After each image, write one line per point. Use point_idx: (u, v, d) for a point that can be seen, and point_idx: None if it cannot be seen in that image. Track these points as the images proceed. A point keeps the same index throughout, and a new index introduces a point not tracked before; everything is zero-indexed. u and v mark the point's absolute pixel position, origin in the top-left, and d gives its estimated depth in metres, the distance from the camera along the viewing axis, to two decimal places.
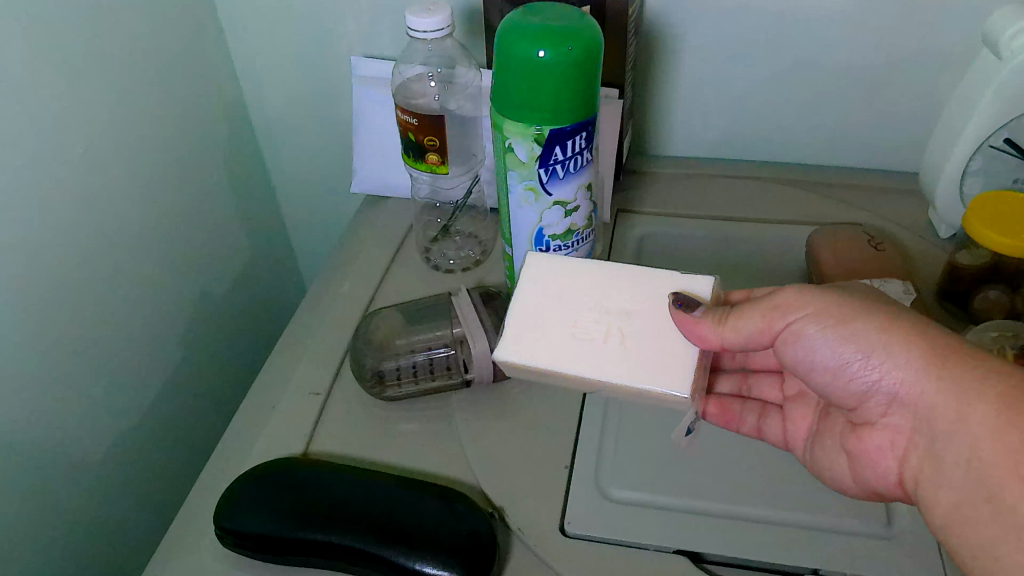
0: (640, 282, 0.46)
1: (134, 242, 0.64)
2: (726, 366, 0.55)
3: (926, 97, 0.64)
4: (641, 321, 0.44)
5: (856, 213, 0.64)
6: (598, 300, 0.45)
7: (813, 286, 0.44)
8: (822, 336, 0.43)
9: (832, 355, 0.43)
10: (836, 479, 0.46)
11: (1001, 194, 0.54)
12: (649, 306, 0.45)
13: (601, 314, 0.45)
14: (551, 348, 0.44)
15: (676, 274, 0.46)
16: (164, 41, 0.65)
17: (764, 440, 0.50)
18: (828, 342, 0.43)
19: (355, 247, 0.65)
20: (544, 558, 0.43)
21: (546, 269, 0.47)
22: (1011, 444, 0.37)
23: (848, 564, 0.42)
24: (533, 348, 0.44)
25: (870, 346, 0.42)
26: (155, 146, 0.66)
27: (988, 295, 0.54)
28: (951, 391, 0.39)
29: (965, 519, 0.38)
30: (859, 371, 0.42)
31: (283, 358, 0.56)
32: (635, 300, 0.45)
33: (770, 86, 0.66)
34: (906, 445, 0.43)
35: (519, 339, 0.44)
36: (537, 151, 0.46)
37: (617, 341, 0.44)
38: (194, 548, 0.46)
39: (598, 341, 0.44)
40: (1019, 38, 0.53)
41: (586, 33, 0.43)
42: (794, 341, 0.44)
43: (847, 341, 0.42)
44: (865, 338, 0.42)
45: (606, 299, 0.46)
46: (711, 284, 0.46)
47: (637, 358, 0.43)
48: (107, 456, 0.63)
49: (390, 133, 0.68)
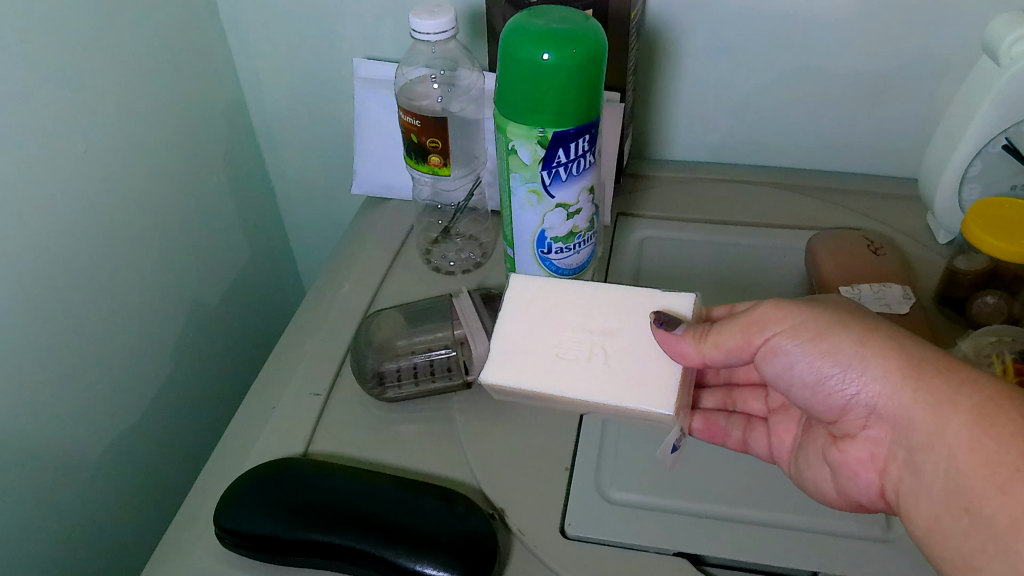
0: (623, 301, 0.46)
1: (134, 239, 0.64)
2: (710, 382, 0.56)
3: (925, 103, 0.64)
4: (623, 339, 0.45)
5: (856, 218, 0.64)
6: (580, 319, 0.46)
7: (790, 300, 0.44)
8: (801, 350, 0.43)
9: (810, 369, 0.43)
10: (819, 491, 0.45)
11: (1000, 200, 0.54)
12: (630, 324, 0.45)
13: (584, 334, 0.45)
14: (535, 368, 0.44)
15: (657, 292, 0.47)
16: (165, 43, 0.66)
17: (749, 454, 0.49)
18: (805, 356, 0.43)
19: (355, 248, 0.65)
20: (545, 559, 0.43)
21: (528, 286, 0.48)
22: (983, 454, 0.37)
23: (848, 567, 0.42)
24: (519, 363, 0.44)
25: (847, 359, 0.41)
26: (157, 145, 0.66)
27: (986, 300, 0.54)
28: (927, 402, 0.39)
29: (945, 531, 0.38)
30: (837, 385, 0.42)
31: (283, 359, 0.56)
32: (617, 319, 0.46)
33: (770, 91, 0.67)
34: (886, 458, 0.42)
35: (503, 360, 0.44)
36: (540, 153, 0.46)
37: (600, 360, 0.44)
38: (192, 547, 0.46)
39: (582, 361, 0.44)
40: (1017, 48, 0.53)
41: (592, 36, 0.43)
42: (773, 356, 0.44)
43: (825, 354, 0.42)
44: (841, 352, 0.41)
45: (588, 317, 0.46)
46: (691, 301, 0.46)
47: (622, 373, 0.43)
48: (106, 453, 0.64)
49: (393, 135, 0.68)
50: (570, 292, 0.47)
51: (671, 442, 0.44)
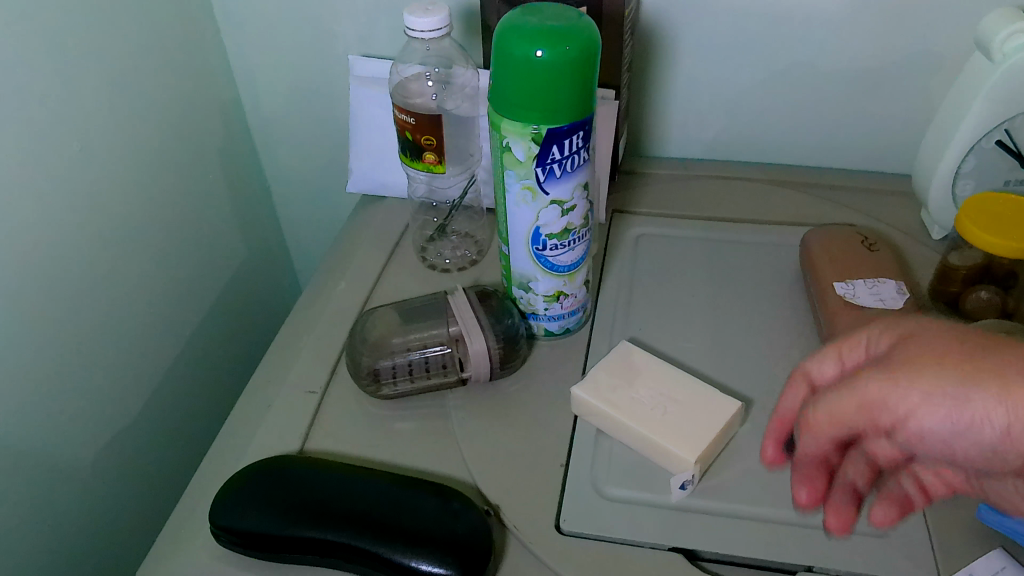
0: (689, 387, 0.49)
1: (129, 238, 0.64)
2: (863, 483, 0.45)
3: (919, 99, 0.64)
4: (690, 404, 0.48)
5: (851, 214, 0.64)
6: (664, 384, 0.49)
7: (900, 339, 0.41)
8: (928, 409, 0.38)
9: (946, 425, 0.38)
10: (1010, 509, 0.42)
11: (993, 195, 0.54)
12: (698, 397, 0.48)
13: (659, 394, 0.49)
14: (614, 400, 0.49)
15: (712, 390, 0.49)
16: (159, 41, 0.66)
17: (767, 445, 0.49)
18: (935, 415, 0.38)
19: (351, 246, 0.65)
20: (540, 555, 0.43)
21: (631, 353, 0.52)
22: None
23: (843, 563, 0.42)
24: (605, 395, 0.49)
25: (970, 406, 0.37)
26: (152, 144, 0.66)
27: (980, 295, 0.55)
28: None
29: None
30: (972, 434, 0.38)
31: (279, 357, 0.56)
32: (687, 392, 0.49)
33: (765, 87, 0.67)
34: None
35: (593, 387, 0.50)
36: (534, 150, 0.46)
37: (665, 411, 0.48)
38: (189, 544, 0.46)
39: (655, 410, 0.48)
40: (1009, 44, 0.53)
41: (585, 33, 0.43)
42: (904, 422, 0.40)
43: (943, 407, 0.38)
44: (955, 399, 0.38)
45: (667, 384, 0.49)
46: (736, 408, 0.48)
47: (677, 427, 0.47)
48: (103, 451, 0.64)
49: (388, 133, 0.68)
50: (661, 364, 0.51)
51: (680, 480, 0.45)
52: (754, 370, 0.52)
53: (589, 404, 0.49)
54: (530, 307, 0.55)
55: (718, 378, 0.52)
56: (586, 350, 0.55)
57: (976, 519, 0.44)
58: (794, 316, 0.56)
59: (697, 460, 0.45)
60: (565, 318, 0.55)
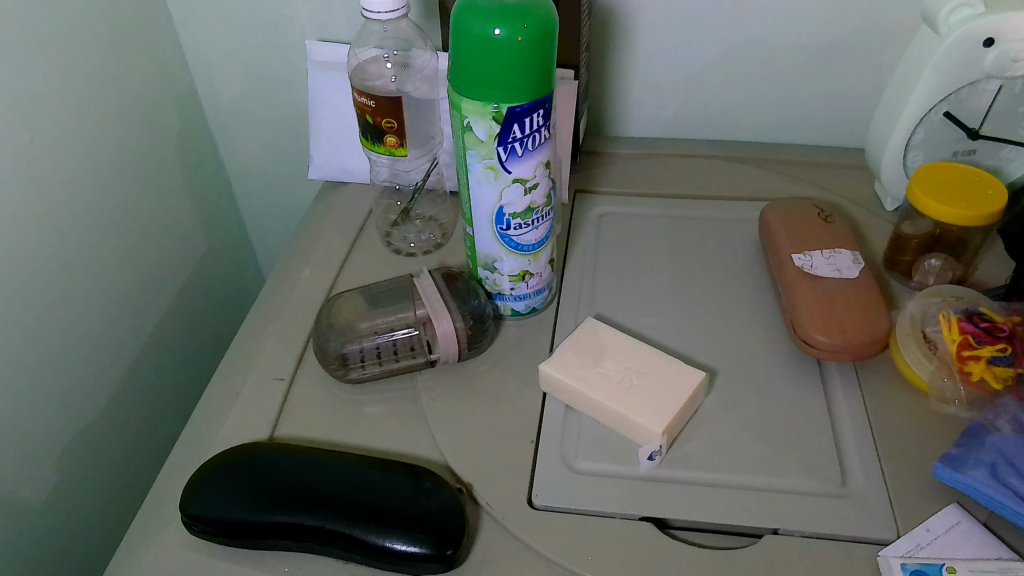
0: (654, 360, 0.50)
1: (87, 235, 0.64)
2: None
3: (870, 74, 0.66)
4: (652, 376, 0.49)
5: (809, 188, 0.65)
6: (630, 358, 0.50)
7: None
8: None
9: None
10: None
11: (940, 166, 0.56)
12: (659, 369, 0.49)
13: (624, 368, 0.49)
14: (581, 374, 0.49)
15: (677, 362, 0.50)
16: (111, 31, 0.65)
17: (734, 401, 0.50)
18: None
19: (314, 233, 0.65)
20: (512, 530, 0.44)
21: (599, 329, 0.53)
22: None
23: (805, 524, 0.43)
24: (574, 370, 0.49)
25: None
26: (106, 139, 0.65)
27: (931, 262, 0.56)
28: None
29: None
30: None
31: (244, 346, 0.56)
32: (649, 363, 0.50)
33: (720, 67, 0.68)
34: None
35: (563, 361, 0.50)
36: (494, 129, 0.46)
37: (629, 385, 0.48)
38: (157, 535, 0.45)
39: (619, 383, 0.48)
40: (955, 16, 0.54)
41: (542, 11, 0.43)
42: None
43: None
44: None
45: (631, 358, 0.50)
46: (701, 378, 0.49)
47: (643, 399, 0.47)
48: (65, 449, 0.63)
49: (348, 118, 0.68)
50: (626, 341, 0.51)
51: (647, 452, 0.46)
52: (719, 340, 0.54)
53: (558, 380, 0.49)
54: (496, 287, 0.55)
55: (681, 350, 0.53)
56: (552, 327, 0.56)
57: (931, 477, 0.45)
58: (755, 288, 0.58)
59: (664, 431, 0.46)
60: (531, 297, 0.55)
